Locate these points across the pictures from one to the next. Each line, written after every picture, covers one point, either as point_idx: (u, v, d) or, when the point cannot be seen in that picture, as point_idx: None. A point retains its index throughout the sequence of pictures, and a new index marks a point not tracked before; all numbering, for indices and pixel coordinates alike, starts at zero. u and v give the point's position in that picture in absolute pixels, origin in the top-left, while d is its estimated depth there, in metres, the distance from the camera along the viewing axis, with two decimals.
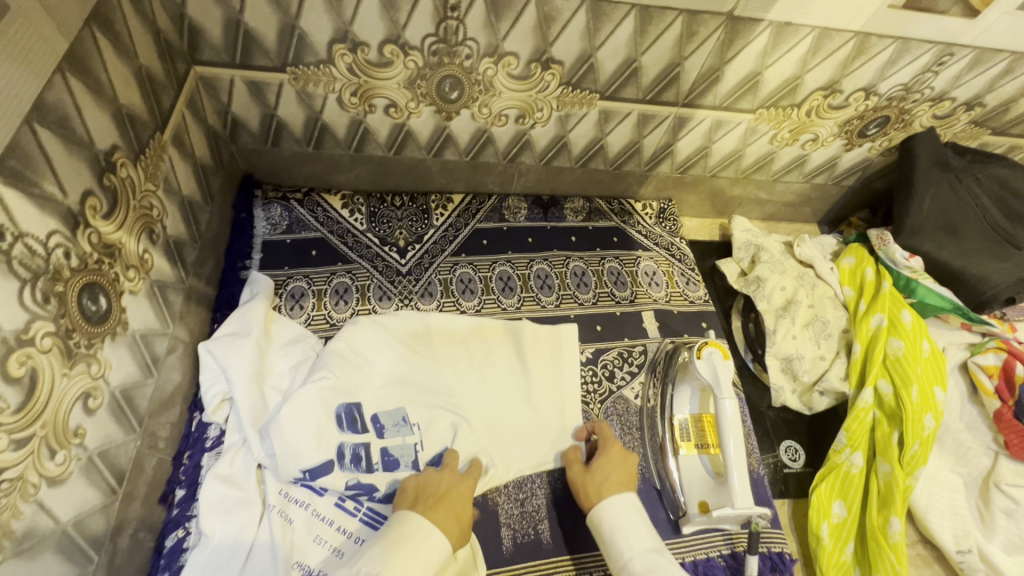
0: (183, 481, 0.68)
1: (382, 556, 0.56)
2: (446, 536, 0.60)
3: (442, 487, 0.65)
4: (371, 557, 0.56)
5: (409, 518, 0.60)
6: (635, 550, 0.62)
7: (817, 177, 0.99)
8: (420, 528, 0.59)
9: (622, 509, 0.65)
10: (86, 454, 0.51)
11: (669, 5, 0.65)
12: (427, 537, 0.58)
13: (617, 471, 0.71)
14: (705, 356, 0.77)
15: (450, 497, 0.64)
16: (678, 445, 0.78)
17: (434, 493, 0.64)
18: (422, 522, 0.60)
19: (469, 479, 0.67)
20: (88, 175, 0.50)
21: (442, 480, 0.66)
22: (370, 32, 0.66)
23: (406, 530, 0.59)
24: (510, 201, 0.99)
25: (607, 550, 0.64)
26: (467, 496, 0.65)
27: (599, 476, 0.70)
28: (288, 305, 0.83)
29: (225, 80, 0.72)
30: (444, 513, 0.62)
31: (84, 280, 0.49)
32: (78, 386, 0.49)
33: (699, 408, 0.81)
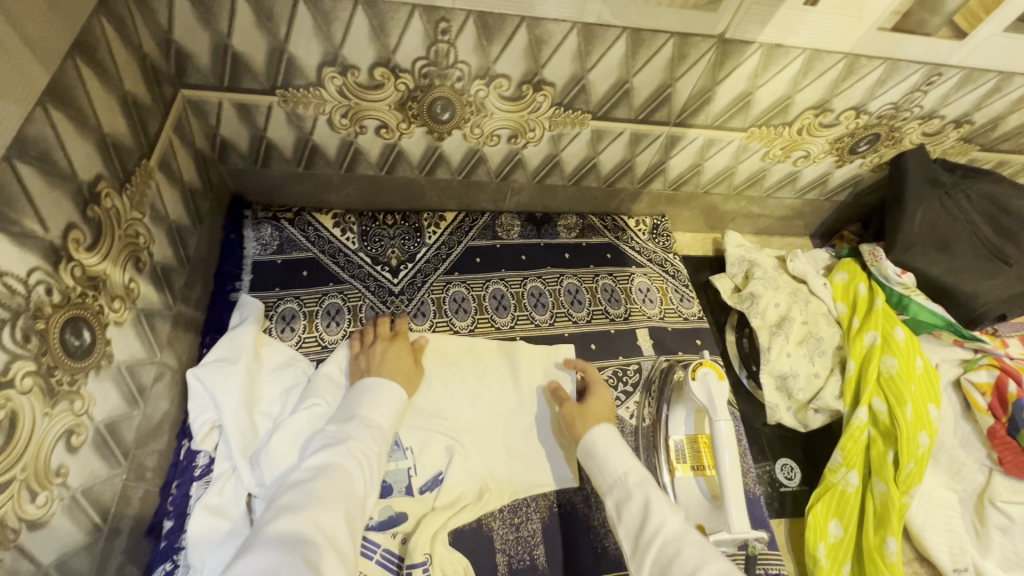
0: (170, 512, 0.66)
1: (353, 406, 0.66)
2: (397, 382, 0.71)
3: (380, 351, 0.75)
4: (345, 411, 0.66)
5: (363, 379, 0.70)
6: (624, 471, 0.63)
7: (810, 192, 0.99)
8: (374, 381, 0.69)
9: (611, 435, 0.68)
10: (68, 493, 0.49)
11: (660, 28, 0.65)
12: (384, 385, 0.69)
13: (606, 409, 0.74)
14: (699, 376, 0.77)
15: (389, 357, 0.74)
16: (674, 466, 0.78)
17: (375, 357, 0.74)
18: (374, 377, 0.70)
19: (399, 340, 0.78)
20: (71, 208, 0.49)
21: (378, 346, 0.76)
22: (360, 56, 0.66)
23: (363, 387, 0.69)
24: (503, 219, 0.98)
25: (596, 470, 0.66)
26: (403, 353, 0.76)
27: (590, 408, 0.73)
28: (278, 328, 0.82)
29: (213, 102, 0.71)
30: (390, 369, 0.72)
31: (66, 315, 0.48)
32: (61, 424, 0.48)
33: (694, 428, 0.81)
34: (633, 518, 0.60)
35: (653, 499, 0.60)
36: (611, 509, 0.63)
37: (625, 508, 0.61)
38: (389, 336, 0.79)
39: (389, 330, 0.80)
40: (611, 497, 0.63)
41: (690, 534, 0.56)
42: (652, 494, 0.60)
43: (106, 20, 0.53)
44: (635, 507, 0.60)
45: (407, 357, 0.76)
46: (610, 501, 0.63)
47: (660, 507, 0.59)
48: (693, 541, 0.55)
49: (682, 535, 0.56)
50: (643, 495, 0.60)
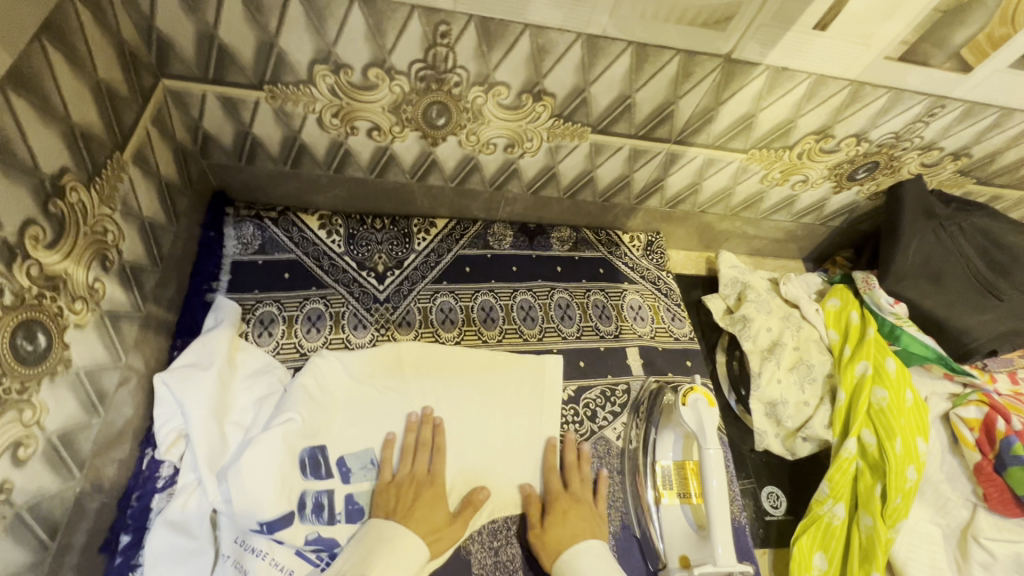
0: (129, 526, 0.63)
1: (365, 560, 0.61)
2: (425, 538, 0.65)
3: (414, 492, 0.69)
4: (352, 566, 0.61)
5: (385, 523, 0.65)
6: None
7: (806, 216, 0.98)
8: (400, 534, 0.64)
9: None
10: (13, 510, 0.46)
11: (666, 44, 0.63)
12: (404, 542, 0.63)
13: (569, 532, 0.69)
14: (689, 402, 0.76)
15: (423, 507, 0.68)
16: (659, 494, 0.77)
17: (405, 501, 0.68)
18: (398, 530, 0.64)
19: (436, 478, 0.71)
20: (30, 203, 0.45)
21: (413, 484, 0.70)
22: (354, 55, 0.63)
23: (384, 534, 0.64)
24: (496, 228, 0.96)
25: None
26: (440, 497, 0.69)
27: (551, 534, 0.69)
28: (256, 332, 0.78)
29: (197, 95, 0.67)
30: (417, 520, 0.66)
31: (19, 318, 0.44)
32: (6, 436, 0.44)
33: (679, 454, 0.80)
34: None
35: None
36: None
37: None
38: (425, 473, 0.71)
39: (425, 463, 0.72)
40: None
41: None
42: None
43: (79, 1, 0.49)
44: None
45: (444, 503, 0.69)
46: None
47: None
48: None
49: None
50: None
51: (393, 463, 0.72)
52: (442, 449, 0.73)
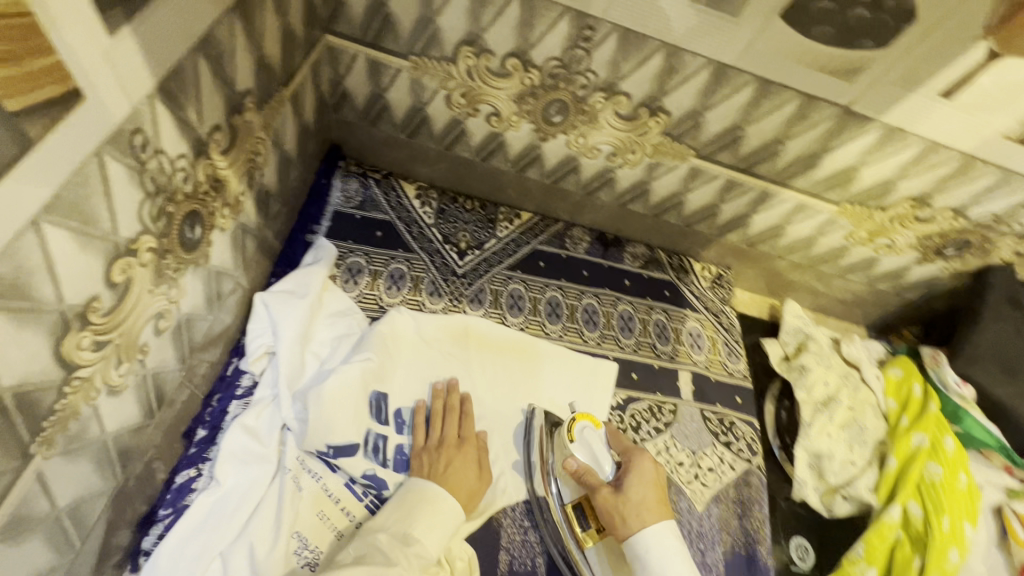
0: (206, 422, 0.68)
1: (409, 517, 0.62)
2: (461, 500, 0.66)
3: (447, 454, 0.70)
4: (397, 519, 0.62)
5: (425, 482, 0.66)
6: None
7: (881, 282, 0.98)
8: (440, 494, 0.65)
9: (667, 540, 0.63)
10: (142, 372, 0.51)
11: (791, 85, 0.66)
12: (446, 503, 0.64)
13: (649, 489, 0.68)
14: (577, 434, 0.74)
15: (456, 470, 0.68)
16: (583, 539, 0.69)
17: (439, 463, 0.69)
18: (438, 491, 0.65)
19: (466, 444, 0.72)
20: (221, 112, 0.52)
21: (444, 448, 0.70)
22: (500, 43, 0.68)
23: (425, 494, 0.64)
24: (575, 231, 1.00)
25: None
26: (472, 462, 0.70)
27: (628, 506, 0.66)
28: (343, 278, 0.83)
29: (350, 53, 0.74)
30: (453, 481, 0.67)
31: (189, 208, 0.51)
32: (156, 305, 0.50)
33: (576, 495, 0.72)
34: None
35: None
36: None
37: None
38: (456, 439, 0.72)
39: (456, 429, 0.73)
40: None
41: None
42: None
43: None
44: None
45: (473, 468, 0.69)
46: None
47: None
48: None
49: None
50: None
51: (424, 427, 0.73)
52: (469, 414, 0.74)
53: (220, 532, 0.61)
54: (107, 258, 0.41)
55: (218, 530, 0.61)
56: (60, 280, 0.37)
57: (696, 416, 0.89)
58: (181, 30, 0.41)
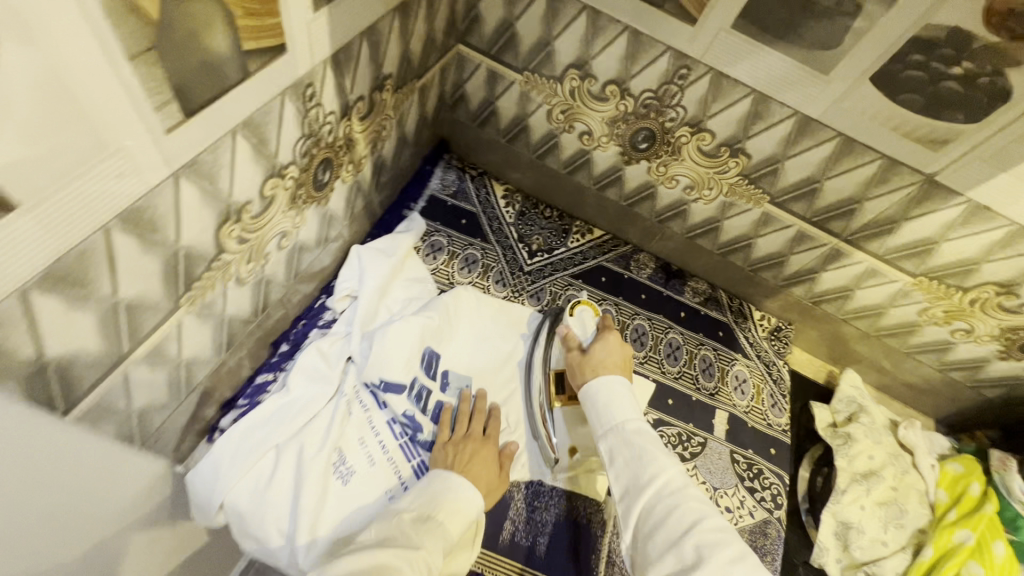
0: (290, 340, 0.81)
1: (431, 501, 0.64)
2: (481, 492, 0.68)
3: (470, 448, 0.73)
4: (419, 504, 0.64)
5: (446, 471, 0.68)
6: (632, 414, 0.67)
7: (955, 371, 0.93)
8: (462, 483, 0.67)
9: (612, 380, 0.70)
10: (260, 275, 0.64)
11: (874, 147, 0.69)
12: (465, 491, 0.66)
13: (614, 354, 0.75)
14: (576, 312, 0.86)
15: (476, 464, 0.71)
16: (553, 400, 0.81)
17: (462, 454, 0.71)
18: (459, 479, 0.67)
19: (490, 442, 0.75)
20: (367, 87, 0.64)
21: (468, 442, 0.74)
22: (603, 70, 0.77)
23: (448, 481, 0.66)
24: (641, 256, 1.05)
25: (595, 414, 0.69)
26: (491, 460, 0.72)
27: (588, 362, 0.74)
28: (426, 252, 0.95)
29: (474, 63, 0.87)
30: (475, 473, 0.69)
31: (325, 156, 0.64)
32: (283, 224, 0.63)
33: (562, 364, 0.83)
34: (628, 463, 0.63)
35: (650, 446, 0.63)
36: (603, 453, 0.66)
37: (617, 449, 0.64)
38: (479, 436, 0.75)
39: (481, 428, 0.76)
40: (607, 442, 0.66)
41: (689, 488, 0.61)
42: (645, 441, 0.63)
43: None
44: (628, 454, 0.63)
45: (493, 465, 0.72)
46: (598, 436, 0.67)
47: (664, 459, 0.62)
48: (692, 494, 0.60)
49: (678, 488, 0.60)
50: (635, 444, 0.63)
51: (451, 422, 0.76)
52: (496, 417, 0.78)
53: (281, 428, 0.73)
54: (264, 176, 0.54)
55: (279, 427, 0.73)
56: (234, 180, 0.50)
57: (724, 455, 0.89)
58: (353, 15, 0.54)
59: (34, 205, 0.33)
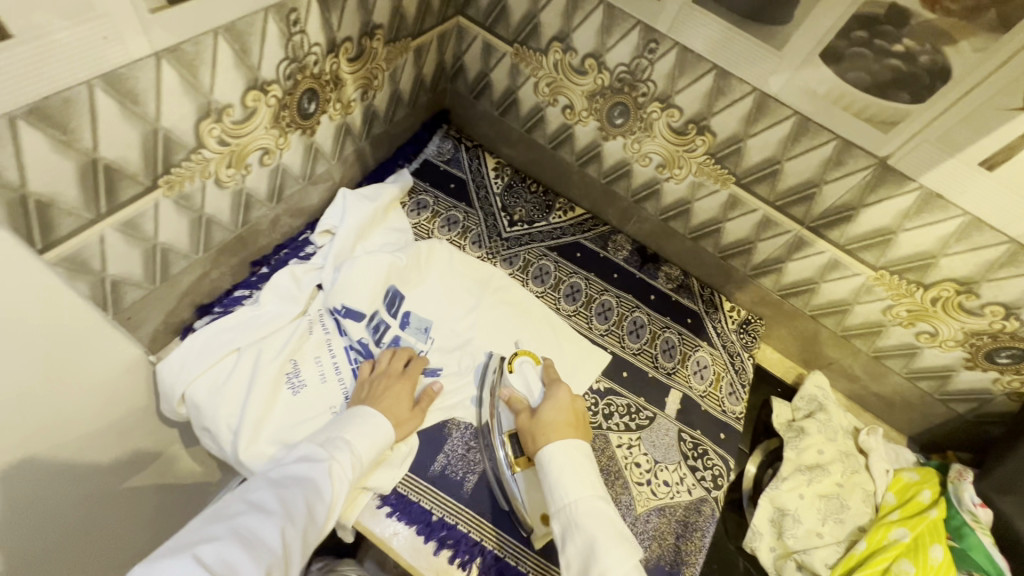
0: (270, 263, 0.88)
1: (340, 426, 0.70)
2: (391, 421, 0.74)
3: (385, 384, 0.78)
4: (327, 432, 0.70)
5: (358, 406, 0.74)
6: (587, 491, 0.66)
7: (924, 380, 0.91)
8: (372, 413, 0.73)
9: (568, 449, 0.69)
10: (242, 186, 0.72)
11: (829, 126, 0.71)
12: (373, 422, 0.72)
13: (563, 412, 0.75)
14: (516, 367, 0.84)
15: (389, 398, 0.76)
16: (513, 464, 0.76)
17: (377, 390, 0.77)
18: (368, 410, 0.73)
19: (408, 377, 0.79)
20: (355, 30, 0.72)
21: (385, 379, 0.79)
22: (583, 43, 0.83)
23: (357, 413, 0.72)
24: (619, 238, 1.08)
25: (548, 490, 0.67)
26: (405, 394, 0.77)
27: (540, 422, 0.74)
28: (411, 208, 1.01)
29: (472, 34, 0.94)
30: (385, 407, 0.75)
31: (310, 86, 0.71)
32: (266, 141, 0.70)
33: (512, 425, 0.79)
34: (579, 550, 0.61)
35: (602, 537, 0.61)
36: (557, 533, 0.64)
37: (571, 533, 0.63)
38: (399, 372, 0.80)
39: (402, 364, 0.81)
40: (559, 522, 0.65)
41: None
42: (598, 531, 0.62)
43: None
44: (580, 542, 0.62)
45: (407, 399, 0.77)
46: (553, 516, 0.65)
47: (616, 551, 0.60)
48: None
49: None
50: (589, 532, 0.62)
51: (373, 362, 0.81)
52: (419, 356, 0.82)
53: (245, 336, 0.79)
54: (246, 84, 0.62)
55: (244, 335, 0.79)
56: (216, 79, 0.58)
57: (671, 433, 0.89)
58: None
59: (24, 40, 0.40)
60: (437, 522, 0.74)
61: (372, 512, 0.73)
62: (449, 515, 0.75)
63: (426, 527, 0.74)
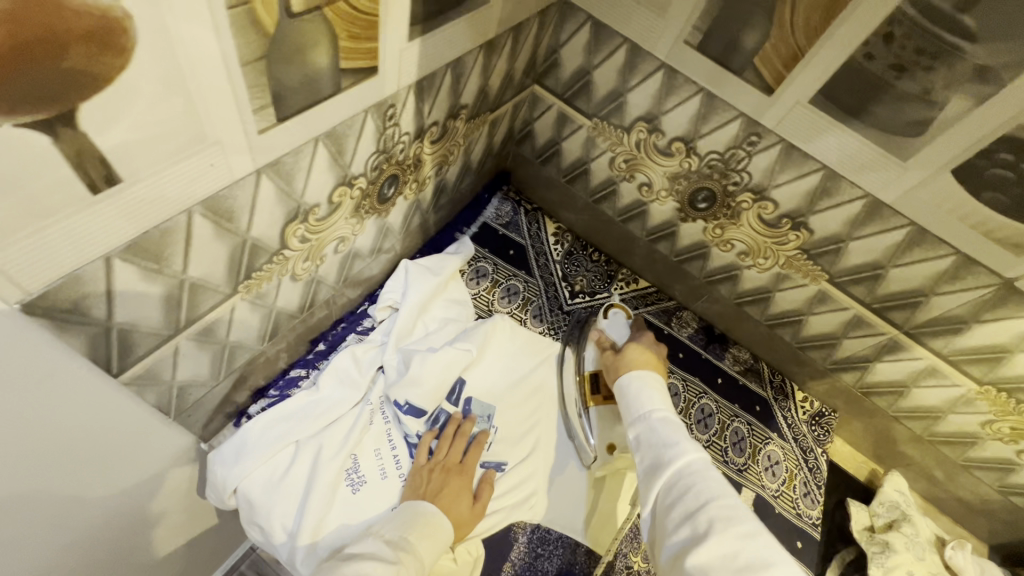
0: (328, 340, 0.84)
1: (402, 525, 0.65)
2: (451, 521, 0.68)
3: (443, 478, 0.72)
4: (393, 527, 0.64)
5: (416, 500, 0.69)
6: (658, 401, 0.66)
7: (1017, 496, 0.85)
8: (432, 511, 0.67)
9: (642, 374, 0.70)
10: (314, 274, 0.67)
11: (948, 241, 0.66)
12: (434, 522, 0.66)
13: (645, 354, 0.75)
14: (609, 316, 0.88)
15: (448, 495, 0.70)
16: (587, 400, 0.84)
17: (436, 484, 0.71)
18: (428, 506, 0.68)
19: (465, 470, 0.74)
20: (442, 113, 0.68)
21: (442, 471, 0.73)
22: (672, 127, 0.78)
23: (416, 510, 0.67)
24: (684, 314, 1.03)
25: (624, 406, 0.69)
26: (464, 490, 0.72)
27: (621, 354, 0.77)
28: (470, 276, 0.97)
29: (547, 103, 0.90)
30: (445, 502, 0.69)
31: (393, 172, 0.67)
32: (343, 231, 0.66)
33: (596, 366, 0.85)
34: (653, 446, 0.61)
35: (676, 433, 0.61)
36: (630, 439, 0.65)
37: (644, 434, 0.63)
38: (456, 462, 0.74)
39: (459, 454, 0.75)
40: (634, 428, 0.65)
41: (712, 472, 0.57)
42: (670, 429, 0.62)
43: (535, 23, 0.74)
44: (652, 437, 0.62)
45: (466, 496, 0.71)
46: (626, 424, 0.66)
47: (687, 442, 0.60)
48: (715, 478, 0.57)
49: (702, 469, 0.57)
50: (660, 428, 0.62)
51: (432, 441, 0.76)
52: (478, 443, 0.76)
53: (302, 427, 0.73)
54: (335, 183, 0.57)
55: (301, 425, 0.74)
56: (309, 184, 0.53)
57: None
58: (441, 51, 0.58)
59: (134, 182, 0.36)
60: None
61: None
62: None
63: None
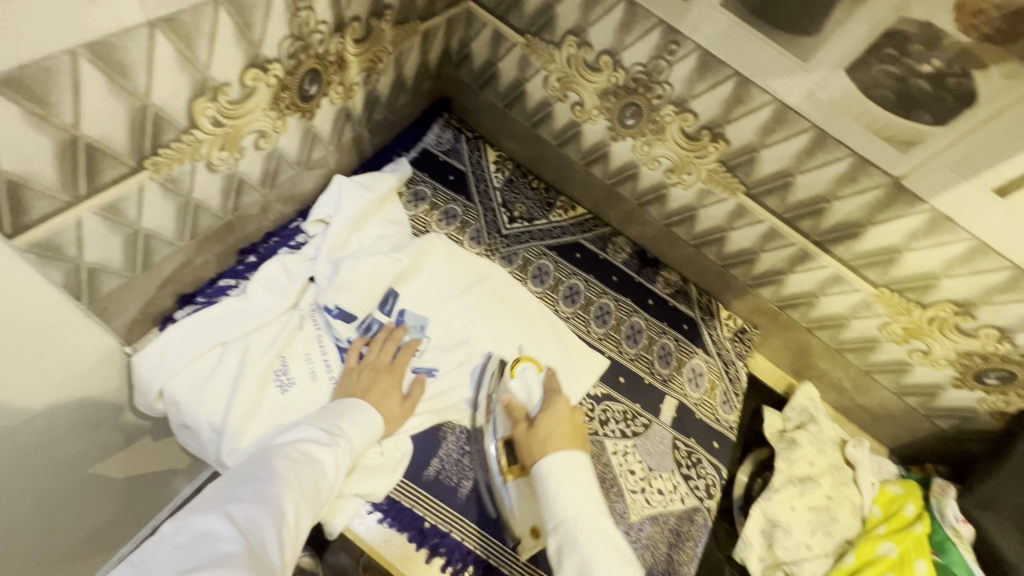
0: (257, 253, 0.82)
1: (334, 415, 0.67)
2: (380, 414, 0.70)
3: (373, 377, 0.74)
4: (326, 418, 0.66)
5: (345, 398, 0.70)
6: (584, 507, 0.60)
7: (911, 396, 0.92)
8: (361, 405, 0.69)
9: (567, 457, 0.64)
10: (235, 170, 0.67)
11: (844, 142, 0.70)
12: (363, 413, 0.69)
13: (562, 424, 0.69)
14: (518, 372, 0.80)
15: (377, 392, 0.73)
16: (505, 473, 0.74)
17: (365, 383, 0.73)
18: (358, 402, 0.70)
19: (396, 370, 0.76)
20: (362, 7, 0.69)
21: (371, 370, 0.75)
22: (599, 40, 0.80)
23: (346, 403, 0.69)
24: (619, 240, 1.05)
25: (544, 505, 0.62)
26: (393, 389, 0.74)
27: (536, 431, 0.69)
28: (408, 199, 0.97)
29: (482, 21, 0.91)
30: (373, 399, 0.72)
31: (313, 66, 0.67)
32: (262, 124, 0.65)
33: (506, 432, 0.77)
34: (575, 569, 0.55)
35: (603, 554, 0.56)
36: (552, 551, 0.59)
37: (566, 547, 0.58)
38: (387, 363, 0.77)
39: (390, 356, 0.77)
40: (555, 538, 0.59)
41: None
42: (596, 547, 0.56)
43: None
44: (575, 560, 0.56)
45: (395, 394, 0.74)
46: (549, 533, 0.60)
47: (617, 566, 0.55)
48: None
49: None
50: (584, 547, 0.57)
51: (363, 347, 0.78)
52: (409, 347, 0.79)
53: (231, 330, 0.73)
54: (244, 63, 0.57)
55: (230, 328, 0.73)
56: (213, 55, 0.53)
57: (665, 440, 0.88)
58: None
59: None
60: (430, 529, 0.72)
61: (361, 518, 0.70)
62: (444, 522, 0.73)
63: (419, 535, 0.71)
